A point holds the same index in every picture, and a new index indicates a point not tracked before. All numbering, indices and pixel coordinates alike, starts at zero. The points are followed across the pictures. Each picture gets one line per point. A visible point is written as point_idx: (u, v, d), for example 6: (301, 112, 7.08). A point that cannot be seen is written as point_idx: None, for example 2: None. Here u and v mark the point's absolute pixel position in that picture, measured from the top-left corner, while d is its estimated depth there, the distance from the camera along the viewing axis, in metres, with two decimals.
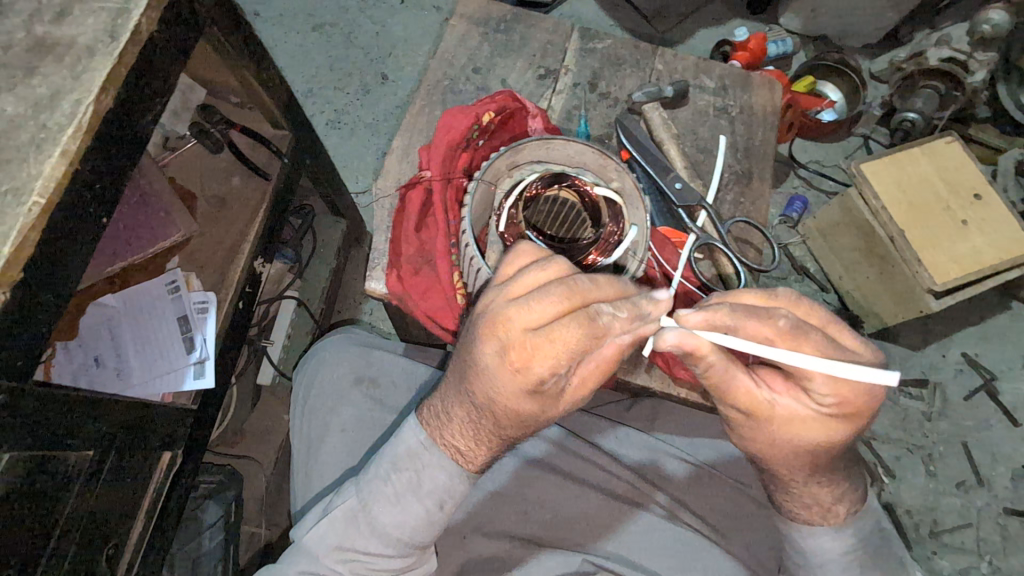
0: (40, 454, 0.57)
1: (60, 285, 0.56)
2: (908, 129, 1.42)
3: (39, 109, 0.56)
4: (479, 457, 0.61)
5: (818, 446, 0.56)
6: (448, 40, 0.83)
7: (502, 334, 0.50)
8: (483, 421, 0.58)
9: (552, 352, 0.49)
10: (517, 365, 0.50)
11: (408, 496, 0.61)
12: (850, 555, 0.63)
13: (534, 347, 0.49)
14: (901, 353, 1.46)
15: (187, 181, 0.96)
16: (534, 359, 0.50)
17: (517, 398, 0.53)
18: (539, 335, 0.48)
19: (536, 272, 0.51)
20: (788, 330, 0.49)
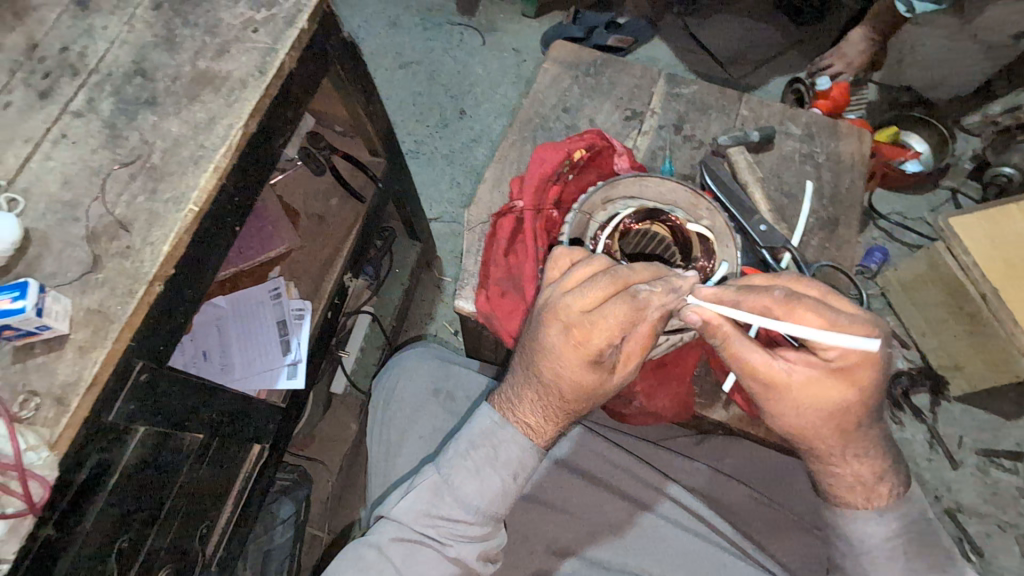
0: (164, 433, 0.64)
1: (198, 283, 0.64)
2: (1004, 183, 1.39)
3: (198, 131, 0.65)
4: (541, 432, 0.65)
5: (838, 409, 0.55)
6: (541, 82, 0.89)
7: (559, 315, 0.55)
8: (548, 396, 0.62)
9: (605, 329, 0.53)
10: (577, 342, 0.55)
11: (486, 469, 0.64)
12: (895, 541, 0.61)
13: (589, 324, 0.54)
14: (990, 421, 1.36)
15: (292, 199, 1.05)
16: (590, 337, 0.54)
17: (581, 374, 0.57)
18: (593, 316, 0.53)
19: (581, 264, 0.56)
20: (786, 298, 0.52)
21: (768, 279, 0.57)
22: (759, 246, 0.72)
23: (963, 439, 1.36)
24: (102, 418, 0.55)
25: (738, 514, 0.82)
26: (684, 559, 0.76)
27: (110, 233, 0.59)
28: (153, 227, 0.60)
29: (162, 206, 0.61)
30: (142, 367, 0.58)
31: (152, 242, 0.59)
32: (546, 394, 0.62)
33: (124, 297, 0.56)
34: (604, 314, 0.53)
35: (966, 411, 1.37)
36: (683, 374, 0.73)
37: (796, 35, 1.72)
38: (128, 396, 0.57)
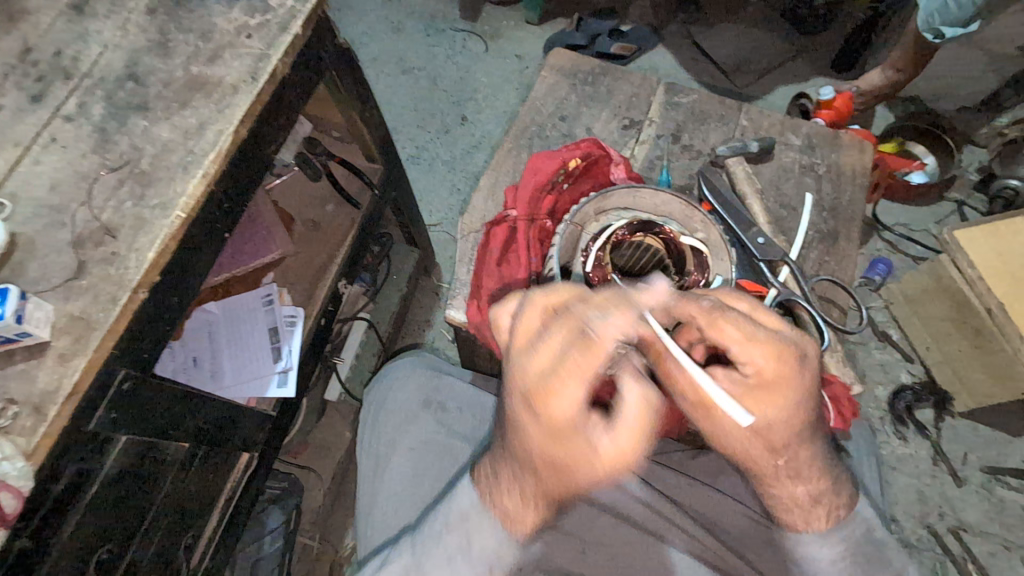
0: (148, 441, 0.63)
1: (184, 290, 0.63)
2: (1010, 197, 1.37)
3: (188, 137, 0.64)
4: (530, 514, 0.59)
5: (767, 425, 0.53)
6: (539, 90, 0.88)
7: (523, 380, 0.50)
8: (534, 476, 0.56)
9: (574, 387, 0.48)
10: (547, 407, 0.49)
11: (458, 558, 0.61)
12: (840, 562, 0.59)
13: (555, 382, 0.48)
14: (995, 438, 1.34)
15: (288, 205, 1.05)
16: (558, 396, 0.49)
17: (562, 442, 0.51)
18: (558, 372, 0.48)
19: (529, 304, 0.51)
20: (710, 310, 0.49)
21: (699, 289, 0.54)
22: (757, 259, 0.71)
23: (967, 456, 1.33)
24: (82, 427, 0.54)
25: (722, 526, 0.80)
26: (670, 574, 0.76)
27: (95, 239, 0.59)
28: (139, 233, 0.59)
29: (148, 212, 0.60)
30: (124, 376, 0.57)
31: (137, 249, 0.58)
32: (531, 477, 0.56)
33: (107, 304, 0.56)
34: (569, 368, 0.48)
35: (971, 428, 1.35)
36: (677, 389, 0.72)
37: (800, 44, 1.71)
38: (108, 405, 0.56)
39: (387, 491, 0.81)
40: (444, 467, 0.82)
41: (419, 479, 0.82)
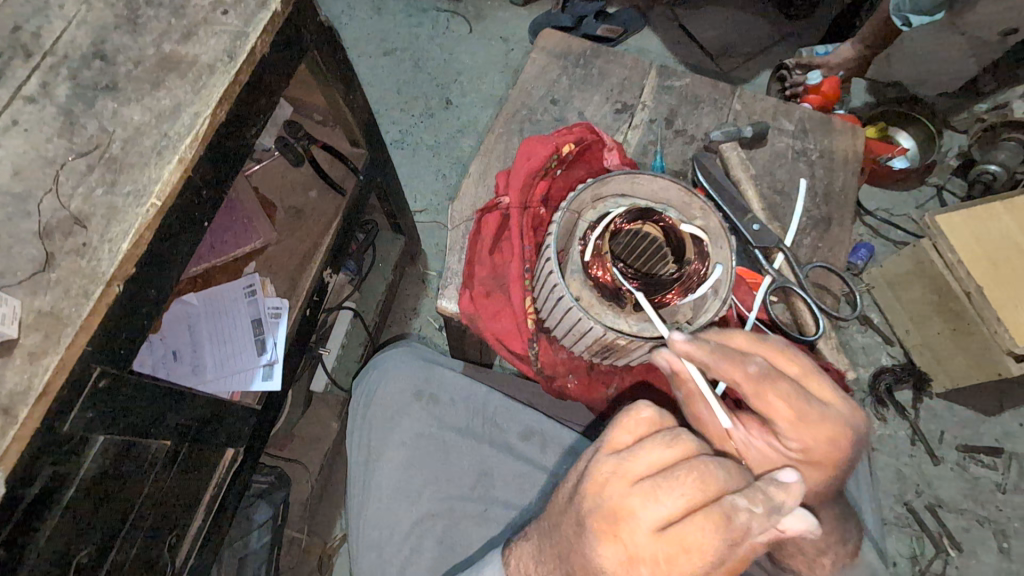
0: (126, 440, 0.60)
1: (162, 283, 0.60)
2: (989, 181, 1.39)
3: (162, 120, 0.60)
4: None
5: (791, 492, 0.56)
6: (529, 72, 0.86)
7: (632, 530, 0.45)
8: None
9: (688, 557, 0.44)
10: (651, 565, 0.45)
11: None
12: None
13: (676, 544, 0.44)
14: (971, 418, 1.37)
15: (269, 191, 1.01)
16: (676, 561, 0.44)
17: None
18: (683, 534, 0.44)
19: (666, 445, 0.48)
20: (757, 375, 0.51)
21: (748, 339, 0.55)
22: (752, 246, 0.71)
23: (944, 436, 1.37)
24: (56, 428, 0.51)
25: None
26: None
27: (64, 229, 0.55)
28: (112, 222, 0.56)
29: (122, 200, 0.57)
30: (100, 373, 0.54)
31: (110, 239, 0.55)
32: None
33: (79, 298, 0.53)
34: (691, 534, 0.44)
35: (949, 408, 1.38)
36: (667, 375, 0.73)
37: (786, 28, 1.70)
38: (84, 404, 0.53)
39: (380, 487, 0.80)
40: (437, 464, 0.81)
41: (413, 476, 0.80)
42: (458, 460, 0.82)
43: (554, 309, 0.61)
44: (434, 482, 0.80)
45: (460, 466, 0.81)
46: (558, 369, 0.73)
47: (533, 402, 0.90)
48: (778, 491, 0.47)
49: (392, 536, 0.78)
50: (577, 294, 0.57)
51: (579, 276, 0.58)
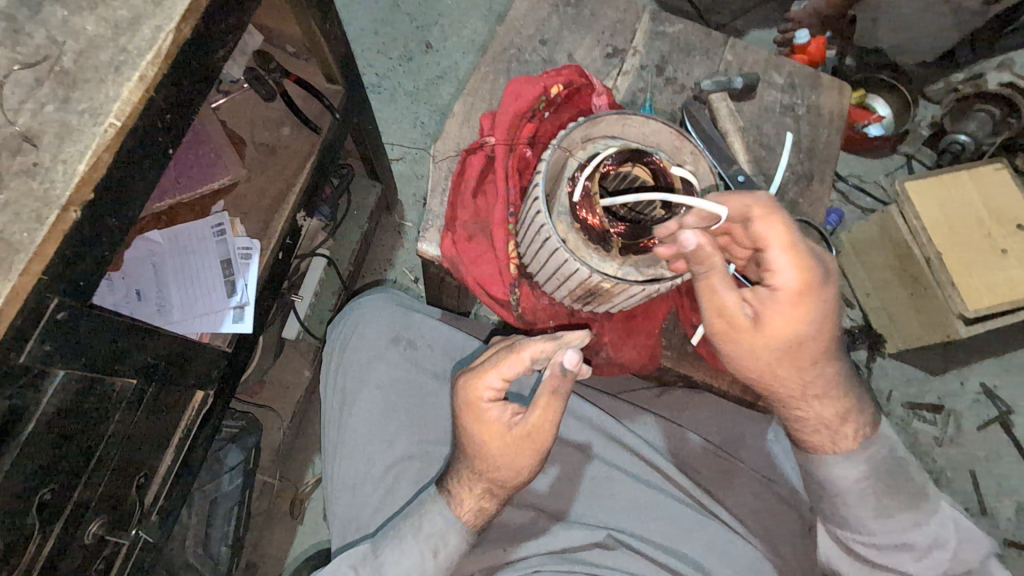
0: (90, 376, 0.58)
1: (123, 213, 0.56)
2: (958, 152, 1.43)
3: (119, 32, 0.54)
4: (488, 508, 0.68)
5: (792, 335, 0.58)
6: (519, 9, 0.82)
7: (468, 426, 0.65)
8: (486, 484, 0.66)
9: (518, 434, 0.63)
10: (492, 446, 0.64)
11: (409, 536, 0.67)
12: (862, 481, 0.66)
13: (495, 422, 0.64)
14: (918, 377, 1.46)
15: (237, 126, 0.94)
16: (522, 445, 0.64)
17: (510, 468, 0.65)
18: (492, 410, 0.64)
19: (492, 350, 0.66)
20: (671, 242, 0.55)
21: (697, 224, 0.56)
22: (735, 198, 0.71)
23: (892, 393, 1.45)
24: (11, 359, 0.49)
25: (698, 469, 0.83)
26: (654, 514, 0.77)
27: (12, 147, 0.50)
28: (65, 141, 0.51)
29: (76, 117, 0.52)
30: (58, 305, 0.52)
31: (64, 160, 0.51)
32: (490, 486, 0.66)
33: (31, 223, 0.49)
34: (497, 411, 0.64)
35: (898, 367, 1.46)
36: (643, 322, 0.74)
37: None
38: (41, 336, 0.51)
39: (355, 432, 0.81)
40: (413, 408, 0.81)
41: (391, 417, 0.81)
42: (433, 406, 0.81)
43: (538, 252, 0.61)
44: (410, 425, 0.80)
45: (436, 413, 0.81)
46: (539, 315, 0.72)
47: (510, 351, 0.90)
48: (553, 357, 0.61)
49: (368, 477, 0.79)
50: (565, 236, 0.56)
51: (567, 218, 0.57)
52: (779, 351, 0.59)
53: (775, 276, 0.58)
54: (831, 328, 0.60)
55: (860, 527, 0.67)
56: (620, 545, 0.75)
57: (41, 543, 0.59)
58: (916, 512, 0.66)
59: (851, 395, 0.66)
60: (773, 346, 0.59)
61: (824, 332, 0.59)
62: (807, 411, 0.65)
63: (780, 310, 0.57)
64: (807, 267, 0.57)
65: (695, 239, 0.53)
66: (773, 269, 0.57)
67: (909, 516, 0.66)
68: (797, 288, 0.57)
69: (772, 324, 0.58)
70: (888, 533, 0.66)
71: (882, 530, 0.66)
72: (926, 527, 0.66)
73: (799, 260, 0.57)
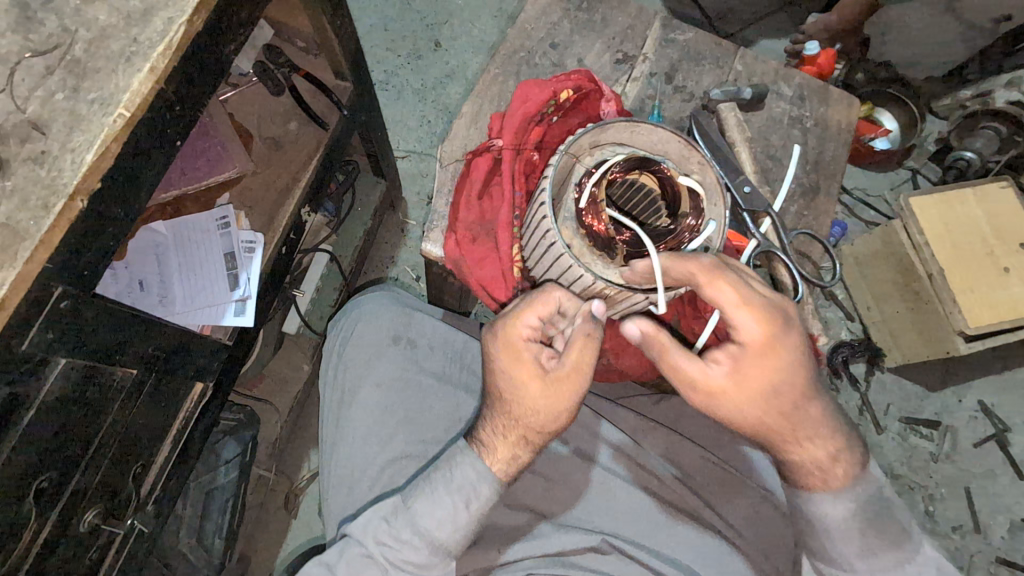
0: (90, 365, 0.58)
1: (130, 204, 0.57)
2: (963, 168, 1.42)
3: (131, 23, 0.54)
4: (521, 458, 0.66)
5: (767, 391, 0.58)
6: (531, 11, 0.82)
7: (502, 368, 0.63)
8: (521, 432, 0.64)
9: (556, 376, 0.61)
10: (529, 390, 0.62)
11: (441, 489, 0.66)
12: (849, 520, 0.65)
13: (531, 363, 0.61)
14: (916, 392, 1.45)
15: (245, 119, 0.94)
16: (561, 389, 0.61)
17: (547, 411, 0.62)
18: (528, 351, 0.61)
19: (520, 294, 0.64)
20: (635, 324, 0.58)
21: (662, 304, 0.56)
22: (740, 209, 0.71)
23: (889, 407, 1.45)
24: (13, 346, 0.49)
25: (690, 474, 0.83)
26: (646, 519, 0.78)
27: (20, 134, 0.50)
28: (74, 130, 0.51)
29: (85, 107, 0.52)
30: (62, 293, 0.52)
31: (73, 149, 0.51)
32: (525, 433, 0.64)
33: (38, 211, 0.49)
34: (534, 351, 0.61)
35: (896, 382, 1.46)
36: (644, 328, 0.74)
37: None
38: (44, 324, 0.51)
39: (351, 428, 0.81)
40: (411, 405, 0.81)
41: (389, 414, 0.81)
42: (434, 403, 0.82)
43: (542, 257, 0.61)
44: (409, 423, 0.80)
45: (436, 413, 0.81)
46: None
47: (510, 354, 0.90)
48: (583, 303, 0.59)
49: (364, 472, 0.79)
50: (569, 241, 0.57)
51: (572, 224, 0.57)
52: (758, 404, 0.59)
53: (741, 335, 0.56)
54: (806, 370, 0.58)
55: (844, 563, 0.67)
56: (613, 550, 0.75)
57: (36, 530, 0.59)
58: (897, 552, 0.66)
59: (843, 431, 0.65)
60: (751, 402, 0.58)
61: (799, 376, 0.58)
62: (804, 454, 0.64)
63: (750, 367, 0.57)
64: (767, 321, 0.55)
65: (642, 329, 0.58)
66: (734, 325, 0.56)
67: (893, 555, 0.65)
68: (761, 342, 0.56)
69: (744, 378, 0.57)
70: (871, 571, 0.66)
71: (865, 569, 0.66)
72: (909, 566, 0.66)
73: (758, 314, 0.55)
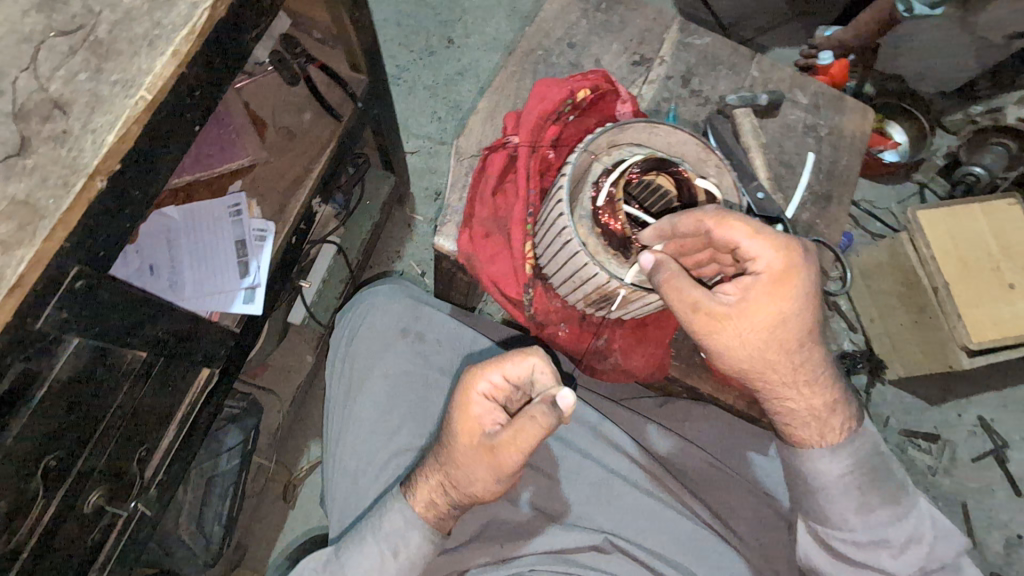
0: (102, 345, 0.58)
1: (148, 186, 0.57)
2: (972, 182, 1.43)
3: (156, 6, 0.54)
4: (440, 504, 0.66)
5: (779, 321, 0.56)
6: (549, 10, 0.82)
7: (453, 420, 0.61)
8: (441, 479, 0.65)
9: (488, 443, 0.59)
10: (462, 443, 0.61)
11: (368, 539, 0.67)
12: (846, 476, 0.66)
13: (476, 421, 0.60)
14: (916, 405, 1.45)
15: (259, 108, 0.94)
16: (484, 456, 0.60)
17: (468, 474, 0.61)
18: (478, 412, 0.61)
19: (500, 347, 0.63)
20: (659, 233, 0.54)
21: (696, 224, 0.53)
22: (753, 215, 0.71)
23: (889, 419, 1.45)
24: (28, 325, 0.50)
25: (689, 476, 0.84)
26: (645, 521, 0.77)
27: (42, 113, 0.50)
28: (95, 111, 0.51)
29: (108, 88, 0.52)
30: (77, 273, 0.52)
31: (94, 129, 0.51)
32: (445, 482, 0.64)
33: (58, 190, 0.49)
34: (484, 411, 0.60)
35: (896, 395, 1.46)
36: (655, 328, 0.74)
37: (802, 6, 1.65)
38: (59, 304, 0.52)
39: (357, 422, 0.81)
40: (417, 401, 0.81)
41: (391, 411, 0.81)
42: (435, 402, 0.81)
43: (556, 254, 0.61)
44: (412, 417, 0.80)
45: (435, 404, 0.81)
46: (551, 317, 0.72)
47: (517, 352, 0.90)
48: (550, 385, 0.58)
49: (368, 465, 0.79)
50: (585, 239, 0.57)
51: (587, 222, 0.57)
52: (761, 338, 0.57)
53: (765, 259, 0.55)
54: (811, 306, 0.57)
55: (841, 523, 0.67)
56: (616, 550, 0.75)
57: (41, 509, 0.59)
58: (893, 508, 0.67)
59: (840, 387, 0.65)
60: (755, 335, 0.56)
61: (803, 314, 0.57)
62: (799, 402, 0.63)
63: (763, 296, 0.55)
64: (780, 244, 0.55)
65: (656, 258, 0.54)
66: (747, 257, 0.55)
67: (890, 511, 0.67)
68: (776, 269, 0.55)
69: (754, 304, 0.55)
70: (869, 528, 0.67)
71: (862, 526, 0.67)
72: (904, 523, 0.67)
73: (772, 242, 0.54)
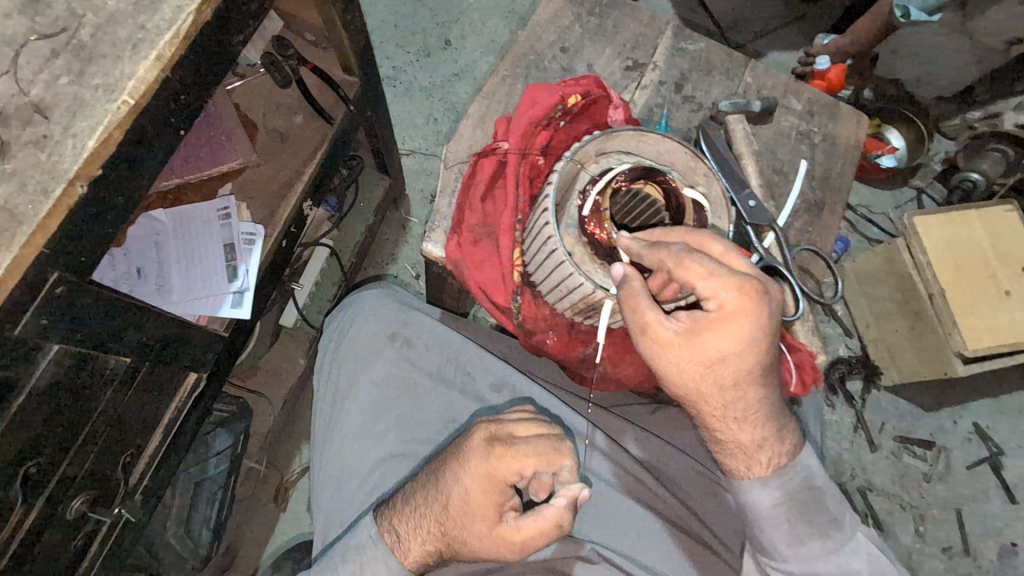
0: (84, 351, 0.58)
1: (132, 191, 0.56)
2: (968, 189, 1.41)
3: (140, 9, 0.53)
4: (431, 556, 0.68)
5: (727, 358, 0.54)
6: (542, 14, 0.81)
7: (471, 496, 0.64)
8: (440, 538, 0.66)
9: (508, 532, 0.64)
10: (474, 522, 0.64)
11: None
12: (777, 507, 0.65)
13: (498, 508, 0.64)
14: (911, 412, 1.45)
15: (250, 110, 0.94)
16: (500, 540, 0.64)
17: (473, 547, 0.64)
18: (501, 493, 0.65)
19: (522, 428, 0.68)
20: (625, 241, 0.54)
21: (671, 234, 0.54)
22: (745, 223, 0.70)
23: (884, 426, 1.44)
24: (6, 331, 0.49)
25: (680, 484, 0.83)
26: (636, 533, 0.77)
27: (23, 117, 0.50)
28: (77, 116, 0.50)
29: (90, 92, 0.51)
30: (57, 280, 0.51)
31: (74, 134, 0.50)
32: (442, 545, 0.66)
33: (37, 195, 0.48)
34: (507, 504, 0.65)
35: (892, 402, 1.45)
36: None
37: (800, 9, 1.64)
38: (38, 309, 0.51)
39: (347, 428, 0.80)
40: (407, 407, 0.81)
41: (379, 419, 0.80)
42: (425, 408, 0.81)
43: (543, 263, 0.61)
44: (401, 424, 0.80)
45: (427, 414, 0.81)
46: (540, 325, 0.72)
47: (509, 357, 0.89)
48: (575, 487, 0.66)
49: (354, 472, 0.79)
50: (571, 249, 0.57)
51: (574, 231, 0.57)
52: (701, 370, 0.55)
53: (722, 299, 0.53)
54: (762, 351, 0.55)
55: (776, 554, 0.66)
56: (603, 560, 0.75)
57: (22, 515, 0.58)
58: (827, 542, 0.65)
59: (774, 424, 0.62)
60: (694, 368, 0.55)
61: (749, 355, 0.55)
62: (726, 435, 0.62)
63: (714, 334, 0.53)
64: (742, 288, 0.52)
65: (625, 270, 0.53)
66: (705, 295, 0.53)
67: (822, 545, 0.65)
68: (728, 309, 0.53)
69: (700, 342, 0.53)
70: (802, 560, 0.65)
71: (794, 559, 0.65)
72: (835, 556, 0.65)
73: (728, 282, 0.52)
